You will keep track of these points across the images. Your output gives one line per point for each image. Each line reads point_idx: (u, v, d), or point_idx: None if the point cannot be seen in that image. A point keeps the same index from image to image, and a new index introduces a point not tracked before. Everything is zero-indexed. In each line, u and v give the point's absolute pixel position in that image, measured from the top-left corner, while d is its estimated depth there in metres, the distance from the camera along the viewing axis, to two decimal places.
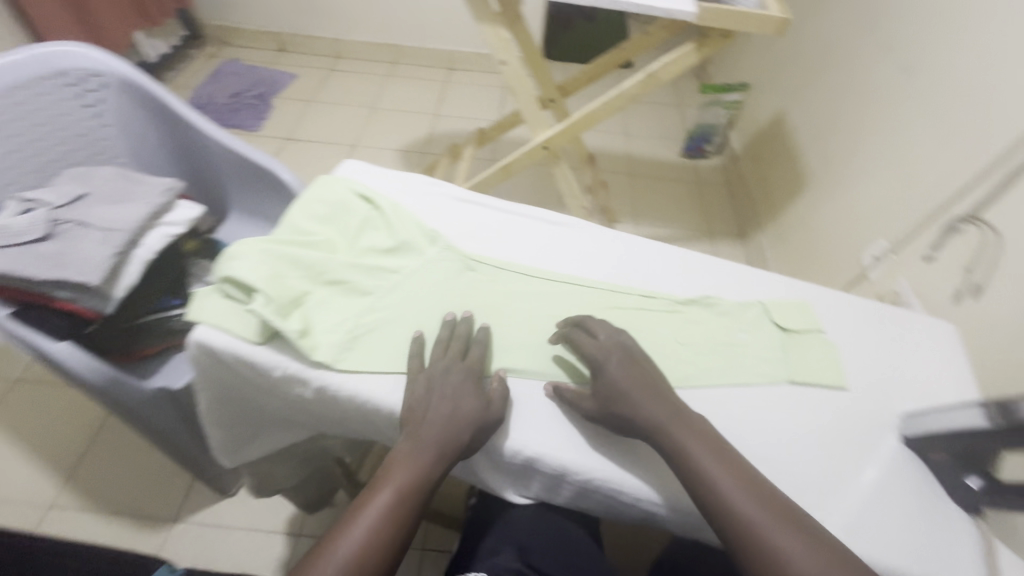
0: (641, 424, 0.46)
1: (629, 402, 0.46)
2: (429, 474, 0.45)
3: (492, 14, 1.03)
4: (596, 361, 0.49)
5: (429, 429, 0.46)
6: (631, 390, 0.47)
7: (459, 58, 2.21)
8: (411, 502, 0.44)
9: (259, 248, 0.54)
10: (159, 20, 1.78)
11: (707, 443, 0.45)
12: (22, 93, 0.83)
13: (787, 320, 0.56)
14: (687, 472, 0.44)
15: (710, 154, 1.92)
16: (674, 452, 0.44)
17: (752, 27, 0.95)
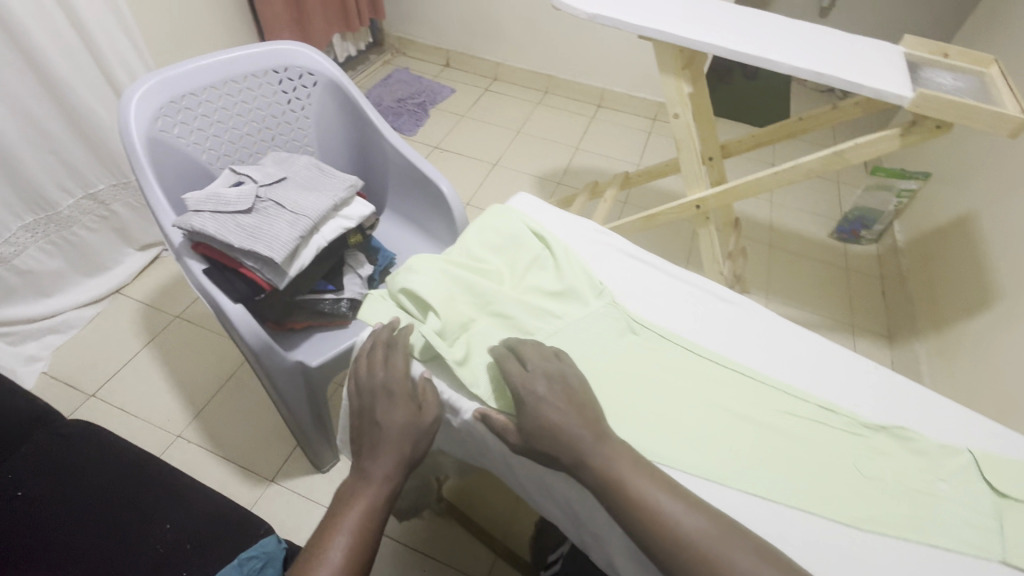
0: (569, 456, 0.43)
1: (552, 428, 0.44)
2: (378, 499, 0.45)
3: (679, 68, 1.02)
4: (519, 390, 0.46)
5: (371, 457, 0.46)
6: (547, 415, 0.45)
7: (610, 96, 2.23)
8: (368, 532, 0.44)
9: (435, 267, 0.57)
10: (355, 27, 2.00)
11: (643, 472, 0.43)
12: (252, 81, 0.98)
13: (1004, 483, 0.47)
14: (626, 508, 0.41)
15: (866, 240, 1.76)
16: (601, 482, 0.42)
17: (979, 124, 0.84)
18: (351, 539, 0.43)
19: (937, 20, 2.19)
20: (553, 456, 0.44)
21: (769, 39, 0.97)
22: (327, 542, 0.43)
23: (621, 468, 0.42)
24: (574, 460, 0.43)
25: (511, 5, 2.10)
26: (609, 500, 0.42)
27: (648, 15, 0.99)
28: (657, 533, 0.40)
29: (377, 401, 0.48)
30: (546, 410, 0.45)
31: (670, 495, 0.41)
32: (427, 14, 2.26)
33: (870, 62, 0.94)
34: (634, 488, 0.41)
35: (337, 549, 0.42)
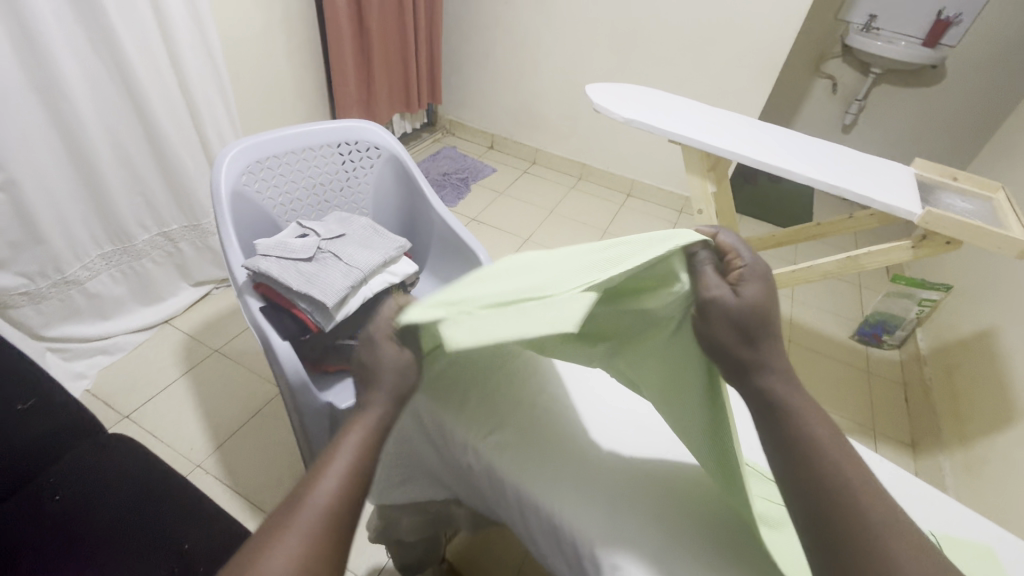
0: (749, 357, 0.45)
1: (767, 325, 0.46)
2: (383, 424, 0.43)
3: (704, 170, 1.15)
4: (744, 268, 0.49)
5: (374, 395, 0.44)
6: (753, 303, 0.46)
7: (639, 187, 2.38)
8: (370, 451, 0.41)
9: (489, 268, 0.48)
10: (414, 109, 2.24)
11: (854, 474, 0.39)
12: (327, 150, 1.12)
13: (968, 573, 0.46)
14: (787, 427, 0.42)
15: (887, 345, 1.77)
16: (777, 402, 0.43)
17: (987, 243, 0.90)
18: (354, 454, 0.40)
19: (955, 145, 2.33)
20: (751, 364, 0.45)
21: (788, 153, 1.08)
22: (327, 457, 0.40)
23: (833, 461, 0.39)
24: (751, 368, 0.44)
25: (556, 102, 2.33)
26: (773, 420, 0.42)
27: (679, 124, 1.12)
28: (860, 547, 0.35)
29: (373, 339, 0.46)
30: (745, 286, 0.47)
31: (881, 513, 0.37)
32: (479, 102, 2.51)
33: (881, 179, 1.03)
34: (841, 485, 0.38)
35: (343, 463, 0.40)
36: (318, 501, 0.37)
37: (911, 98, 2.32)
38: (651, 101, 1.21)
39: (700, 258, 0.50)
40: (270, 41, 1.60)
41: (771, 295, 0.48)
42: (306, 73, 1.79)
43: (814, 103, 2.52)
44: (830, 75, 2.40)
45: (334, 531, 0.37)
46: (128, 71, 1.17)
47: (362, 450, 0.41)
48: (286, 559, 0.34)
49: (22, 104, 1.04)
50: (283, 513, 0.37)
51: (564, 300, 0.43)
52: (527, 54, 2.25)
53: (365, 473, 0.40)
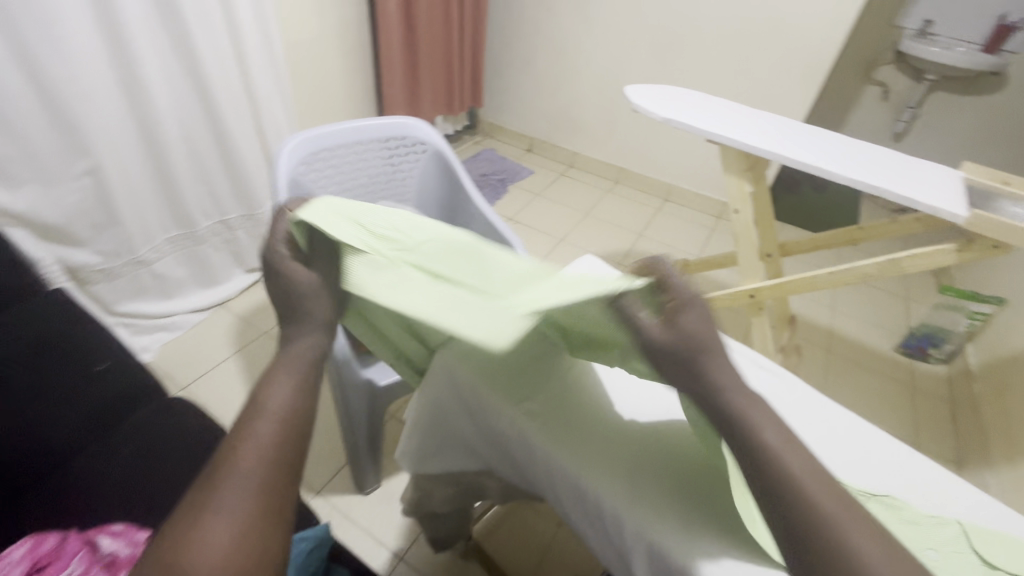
0: (701, 378, 0.42)
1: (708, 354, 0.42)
2: (305, 401, 0.43)
3: (742, 170, 1.16)
4: (681, 308, 0.44)
5: (290, 365, 0.44)
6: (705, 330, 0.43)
7: (676, 192, 2.37)
8: (292, 423, 0.41)
9: (405, 219, 0.53)
10: (456, 112, 2.32)
11: (826, 487, 0.36)
12: (376, 145, 1.19)
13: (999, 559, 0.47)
14: (752, 444, 0.39)
15: (934, 360, 1.70)
16: (733, 413, 0.40)
17: None
18: (276, 428, 0.40)
19: (1017, 156, 2.22)
20: (704, 389, 0.42)
21: (829, 154, 1.07)
22: (247, 435, 0.39)
23: (793, 463, 0.37)
24: (710, 388, 0.41)
25: (595, 106, 2.36)
26: (740, 440, 0.39)
27: (717, 125, 1.13)
28: (824, 555, 0.34)
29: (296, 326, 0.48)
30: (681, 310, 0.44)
31: (863, 530, 0.35)
32: (519, 106, 2.56)
33: (927, 182, 1.01)
34: (816, 504, 0.35)
35: (266, 439, 0.39)
36: (248, 465, 0.38)
37: (969, 106, 2.23)
38: (690, 101, 1.22)
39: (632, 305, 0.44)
40: (326, 45, 1.70)
41: (710, 327, 0.43)
42: (356, 74, 1.88)
43: (862, 111, 2.45)
44: (881, 82, 2.34)
45: (275, 487, 0.38)
46: (201, 70, 1.28)
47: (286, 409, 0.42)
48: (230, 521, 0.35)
49: (108, 97, 1.16)
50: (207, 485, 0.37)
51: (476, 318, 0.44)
52: (568, 58, 2.29)
53: (291, 446, 0.40)
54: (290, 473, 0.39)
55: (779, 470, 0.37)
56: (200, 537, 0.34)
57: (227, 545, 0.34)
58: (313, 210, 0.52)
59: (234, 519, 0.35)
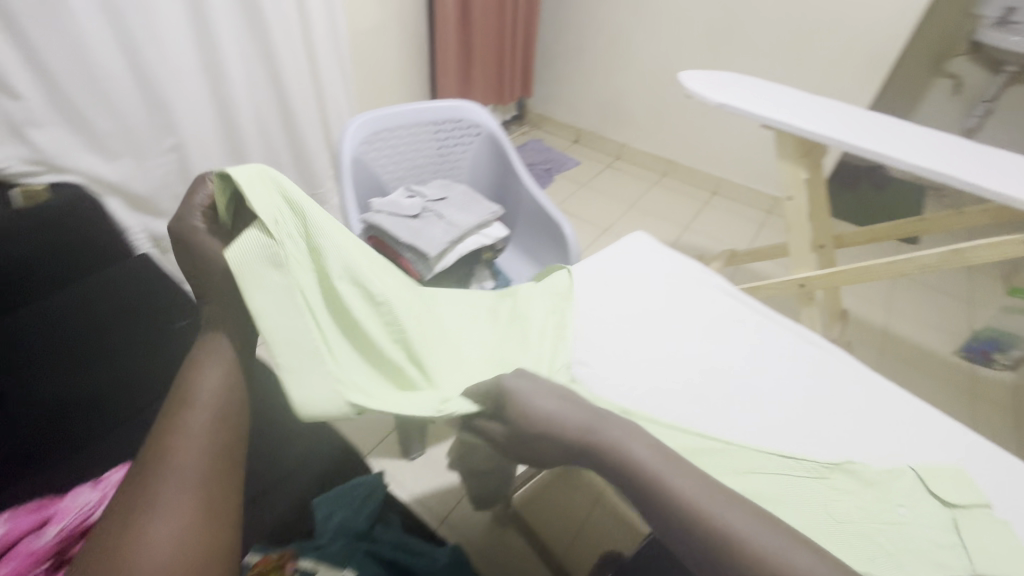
0: (559, 432, 0.47)
1: (536, 436, 0.48)
2: (227, 407, 0.47)
3: (797, 156, 1.15)
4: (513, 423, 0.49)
5: (208, 363, 0.49)
6: (550, 416, 0.48)
7: (725, 186, 2.33)
8: (216, 429, 0.46)
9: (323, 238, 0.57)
10: (505, 101, 2.36)
11: (693, 478, 0.43)
12: (435, 127, 1.25)
13: (949, 496, 0.59)
14: (619, 458, 0.45)
15: (999, 366, 1.61)
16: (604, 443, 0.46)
17: None
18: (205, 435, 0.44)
19: None
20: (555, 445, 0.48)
21: (890, 140, 1.04)
22: (173, 447, 0.43)
23: (669, 477, 0.43)
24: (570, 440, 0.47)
25: (645, 97, 2.35)
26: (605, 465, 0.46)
27: (772, 110, 1.12)
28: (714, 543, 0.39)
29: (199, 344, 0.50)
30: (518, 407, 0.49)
31: (733, 506, 0.41)
32: (567, 97, 2.58)
33: (998, 170, 0.97)
34: (690, 497, 0.41)
35: (195, 447, 0.43)
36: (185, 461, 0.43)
37: None
38: (744, 87, 1.22)
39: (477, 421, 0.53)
40: (386, 34, 1.78)
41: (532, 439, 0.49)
42: (412, 63, 1.95)
43: (931, 106, 2.33)
44: (953, 74, 2.21)
45: (217, 476, 0.43)
46: (275, 56, 1.37)
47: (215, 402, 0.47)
48: (177, 513, 0.40)
49: (192, 78, 1.26)
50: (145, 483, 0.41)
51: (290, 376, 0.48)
52: (619, 49, 2.29)
53: (218, 446, 0.45)
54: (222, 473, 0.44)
55: (658, 488, 0.42)
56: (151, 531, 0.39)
57: (172, 539, 0.39)
58: (249, 173, 0.55)
59: (180, 509, 0.40)
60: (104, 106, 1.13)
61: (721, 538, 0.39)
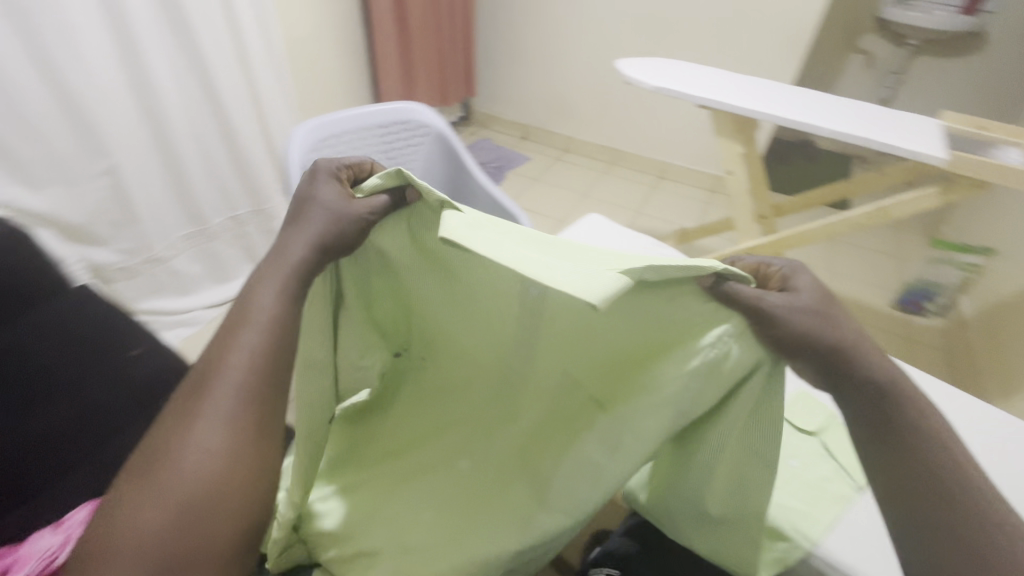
0: (826, 343, 0.45)
1: (814, 334, 0.45)
2: (271, 350, 0.47)
3: (732, 132, 1.22)
4: (784, 312, 0.45)
5: (266, 281, 0.50)
6: (826, 310, 0.46)
7: (671, 169, 2.42)
8: (258, 362, 0.47)
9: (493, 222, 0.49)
10: (450, 101, 2.37)
11: (910, 403, 0.44)
12: (382, 129, 1.24)
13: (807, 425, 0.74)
14: (872, 386, 0.45)
15: (929, 313, 1.76)
16: (859, 368, 0.45)
17: (1012, 183, 0.94)
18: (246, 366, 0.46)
19: (1001, 109, 2.27)
20: (836, 349, 0.45)
21: (815, 111, 1.12)
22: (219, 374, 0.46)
23: (914, 403, 0.44)
24: (843, 353, 0.45)
25: (586, 90, 2.41)
26: (852, 375, 0.45)
27: (706, 90, 1.18)
28: (935, 481, 0.41)
29: (257, 283, 0.50)
30: (802, 279, 0.48)
31: (952, 456, 0.42)
32: (511, 94, 2.61)
33: (911, 132, 1.06)
34: (930, 432, 0.43)
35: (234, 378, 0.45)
36: (223, 392, 0.45)
37: (951, 68, 2.28)
38: (678, 71, 1.27)
39: (732, 286, 0.46)
40: (323, 42, 1.75)
41: (821, 320, 0.45)
42: (354, 70, 1.93)
43: (848, 79, 2.49)
44: (864, 50, 2.38)
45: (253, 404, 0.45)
46: (206, 71, 1.33)
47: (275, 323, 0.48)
48: (216, 431, 0.43)
49: (122, 97, 1.20)
50: (186, 414, 0.44)
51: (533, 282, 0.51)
52: (556, 44, 2.34)
53: (258, 378, 0.46)
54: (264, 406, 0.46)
55: (913, 426, 0.43)
56: (198, 438, 0.43)
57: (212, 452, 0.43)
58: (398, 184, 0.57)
59: (223, 424, 0.44)
60: (25, 133, 1.07)
61: (941, 474, 0.41)
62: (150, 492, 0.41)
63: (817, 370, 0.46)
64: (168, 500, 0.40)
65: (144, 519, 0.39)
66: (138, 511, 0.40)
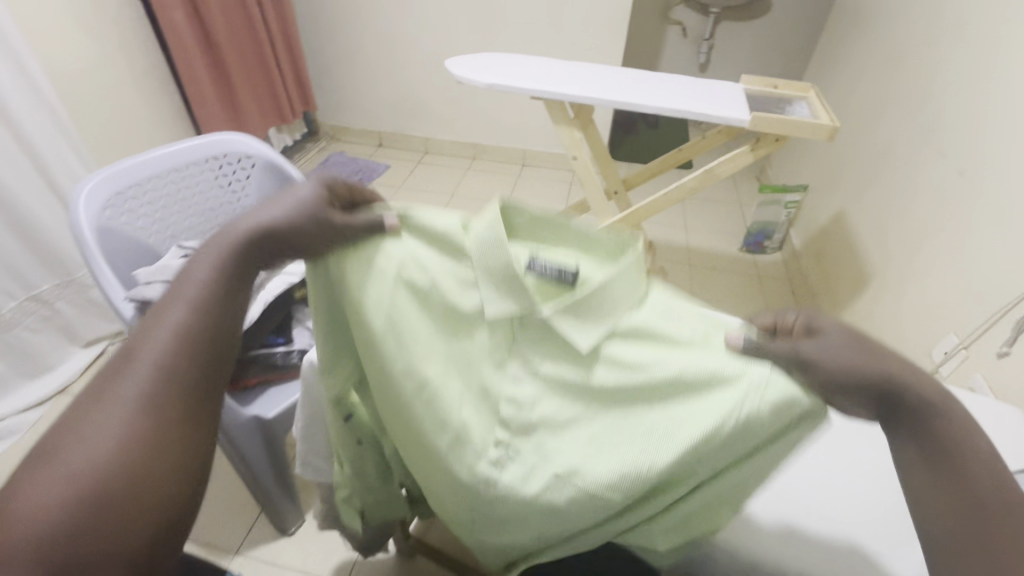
0: (876, 377, 0.43)
1: (857, 371, 0.43)
2: (191, 331, 0.48)
3: (568, 119, 1.25)
4: (821, 355, 0.43)
5: (198, 264, 0.52)
6: (861, 341, 0.44)
7: (531, 156, 2.46)
8: (177, 345, 0.47)
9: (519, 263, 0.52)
10: (288, 118, 2.18)
11: (957, 428, 0.43)
12: (196, 169, 1.09)
13: None
14: (915, 415, 0.43)
15: (770, 250, 1.98)
16: (910, 401, 0.43)
17: (803, 133, 1.06)
18: (162, 350, 0.47)
19: (794, 63, 2.61)
20: (879, 387, 0.43)
21: (636, 88, 1.19)
22: (138, 354, 0.46)
23: (969, 431, 0.42)
24: (887, 381, 0.43)
25: (432, 88, 2.35)
26: (897, 407, 0.43)
27: (535, 81, 1.19)
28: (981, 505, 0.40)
29: (195, 261, 0.52)
30: (827, 323, 0.45)
31: (993, 476, 0.41)
32: (355, 102, 2.47)
33: (721, 99, 1.16)
34: (974, 453, 0.42)
35: (152, 360, 0.46)
36: (136, 377, 0.45)
37: (749, 29, 2.57)
38: (507, 64, 1.27)
39: (749, 342, 0.45)
40: (108, 74, 1.50)
41: (855, 353, 0.43)
42: (158, 99, 1.69)
43: (671, 49, 2.70)
44: (678, 21, 2.59)
45: (168, 391, 0.46)
46: None
47: (198, 307, 0.49)
48: (120, 413, 0.43)
49: None
50: (100, 394, 0.44)
51: (520, 317, 0.51)
52: (391, 44, 2.24)
53: (173, 361, 0.47)
54: (176, 393, 0.46)
55: (961, 448, 0.42)
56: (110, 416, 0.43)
57: (117, 437, 0.42)
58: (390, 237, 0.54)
59: (131, 406, 0.44)
60: None
61: (987, 497, 0.40)
62: (46, 468, 0.40)
63: (867, 406, 0.44)
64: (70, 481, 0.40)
65: (39, 492, 0.39)
66: (23, 496, 0.39)
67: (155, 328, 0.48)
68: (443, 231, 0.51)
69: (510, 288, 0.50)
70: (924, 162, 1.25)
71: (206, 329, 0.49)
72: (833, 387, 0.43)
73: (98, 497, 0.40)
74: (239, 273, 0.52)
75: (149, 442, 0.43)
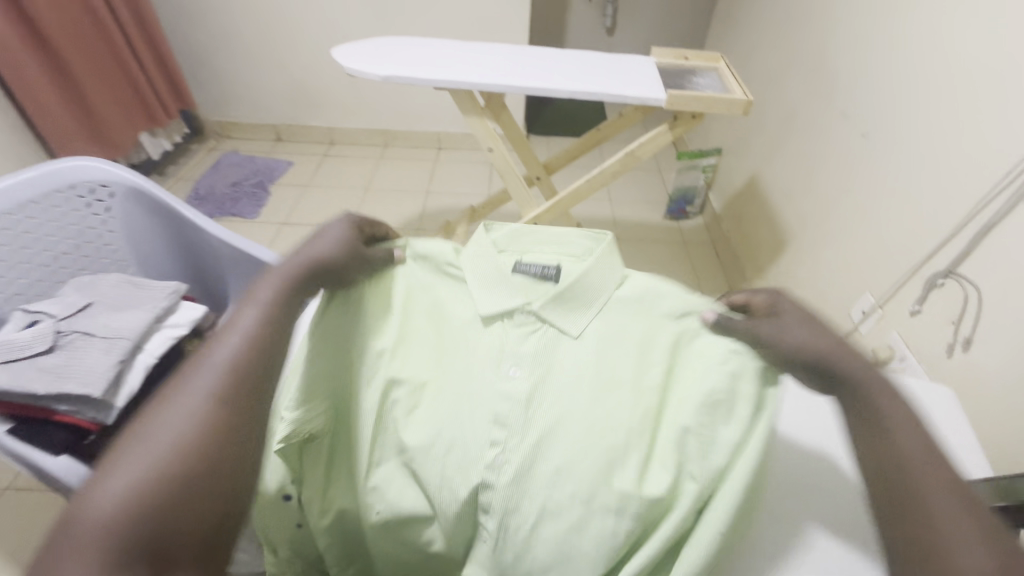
0: (837, 373, 0.50)
1: (819, 353, 0.51)
2: (256, 339, 0.50)
3: (479, 108, 1.15)
4: (779, 331, 0.53)
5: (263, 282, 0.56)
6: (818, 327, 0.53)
7: (447, 138, 2.33)
8: (242, 352, 0.49)
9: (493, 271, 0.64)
10: (163, 120, 1.90)
11: (903, 425, 0.47)
12: (36, 208, 0.88)
13: None
14: (864, 406, 0.49)
15: (692, 215, 2.02)
16: (861, 395, 0.49)
17: (720, 110, 1.04)
18: (229, 357, 0.49)
19: (697, 23, 2.63)
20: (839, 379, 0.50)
21: (547, 70, 1.11)
22: (207, 359, 0.48)
23: (906, 434, 0.46)
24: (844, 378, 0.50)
25: (327, 73, 2.13)
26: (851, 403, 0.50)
27: (438, 70, 1.07)
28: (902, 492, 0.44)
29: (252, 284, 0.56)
30: (784, 305, 0.56)
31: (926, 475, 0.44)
32: (242, 93, 2.20)
33: (635, 76, 1.11)
34: (910, 456, 0.45)
35: (218, 365, 0.48)
36: (204, 378, 0.47)
37: None
38: (404, 51, 1.14)
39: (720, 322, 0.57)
40: None
41: (805, 326, 0.53)
42: None
43: (577, 14, 2.62)
44: None
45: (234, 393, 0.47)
46: None
47: (264, 319, 0.52)
48: (187, 410, 0.45)
49: None
50: (170, 392, 0.46)
51: (507, 315, 0.62)
52: (273, 26, 1.99)
53: (240, 365, 0.48)
54: (234, 398, 0.46)
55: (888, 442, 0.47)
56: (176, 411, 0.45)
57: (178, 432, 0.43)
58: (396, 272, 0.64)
59: (193, 405, 0.45)
60: None
61: (903, 483, 0.44)
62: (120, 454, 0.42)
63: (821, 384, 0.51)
64: (147, 458, 0.41)
65: (121, 473, 0.41)
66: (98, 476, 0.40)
67: (228, 332, 0.50)
68: (441, 258, 0.65)
69: (501, 289, 0.63)
70: (829, 124, 1.28)
71: (269, 336, 0.51)
72: (788, 360, 0.52)
73: (167, 483, 0.41)
74: (293, 300, 0.56)
75: (207, 440, 0.43)
